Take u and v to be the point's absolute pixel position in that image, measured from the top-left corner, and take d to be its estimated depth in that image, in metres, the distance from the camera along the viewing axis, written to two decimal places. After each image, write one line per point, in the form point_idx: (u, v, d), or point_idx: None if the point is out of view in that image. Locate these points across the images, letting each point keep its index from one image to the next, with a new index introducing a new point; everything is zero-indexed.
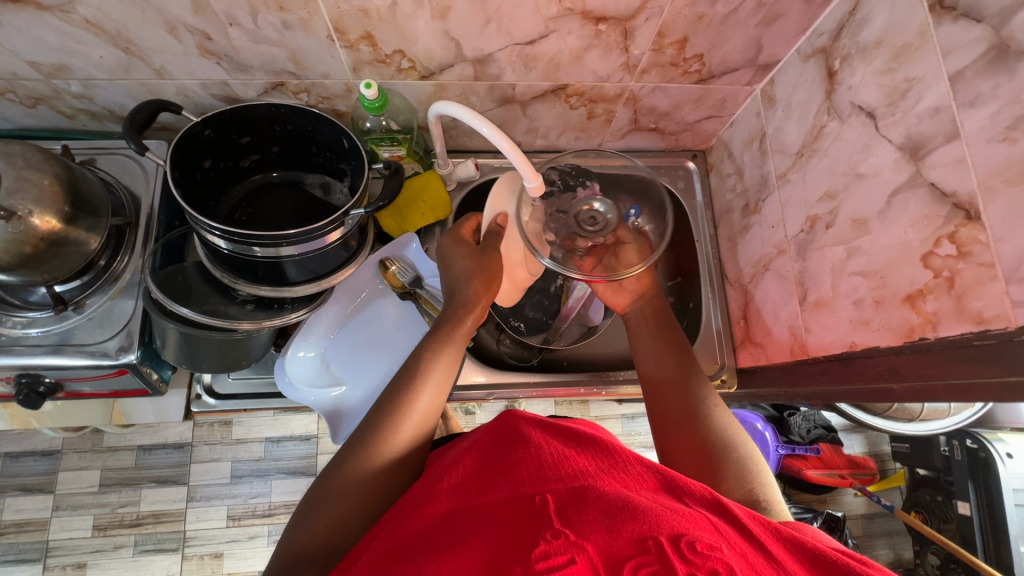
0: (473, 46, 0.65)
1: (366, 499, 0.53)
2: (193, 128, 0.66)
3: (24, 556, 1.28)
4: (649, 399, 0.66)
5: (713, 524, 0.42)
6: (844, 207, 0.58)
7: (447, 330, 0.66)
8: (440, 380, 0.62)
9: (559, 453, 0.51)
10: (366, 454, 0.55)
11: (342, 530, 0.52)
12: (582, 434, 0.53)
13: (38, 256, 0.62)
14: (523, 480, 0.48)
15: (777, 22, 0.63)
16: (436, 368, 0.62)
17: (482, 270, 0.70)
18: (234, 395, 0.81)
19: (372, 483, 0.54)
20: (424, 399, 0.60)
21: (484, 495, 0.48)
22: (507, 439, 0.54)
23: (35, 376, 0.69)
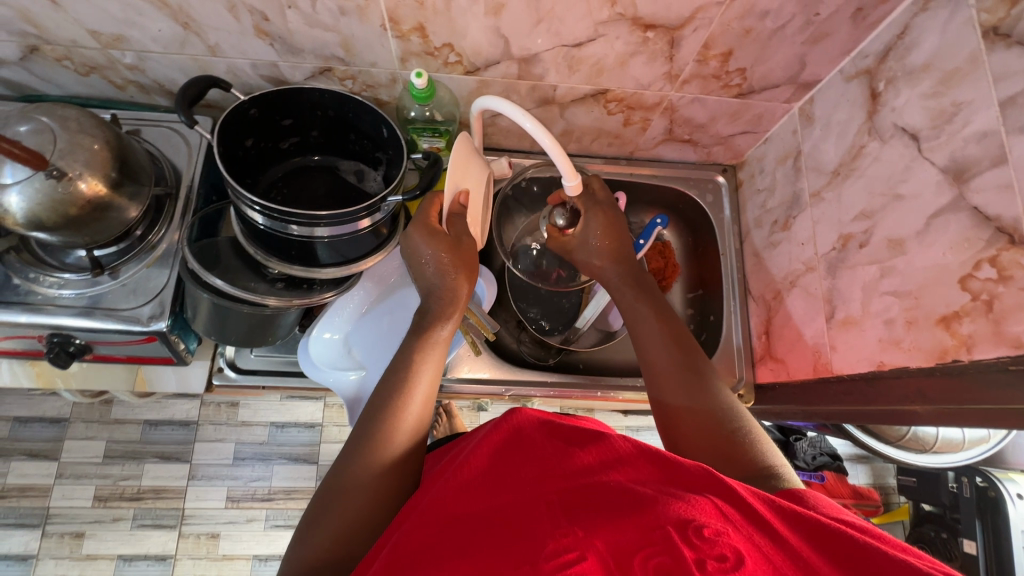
0: (521, 45, 0.66)
1: (372, 503, 0.53)
2: (240, 106, 0.68)
3: (23, 520, 1.29)
4: (667, 426, 0.59)
5: (718, 507, 0.41)
6: (880, 227, 0.59)
7: (433, 328, 0.64)
8: (433, 376, 0.61)
9: (562, 453, 0.51)
10: (367, 458, 0.54)
11: (347, 540, 0.51)
12: (584, 434, 0.53)
13: (80, 219, 0.63)
14: (528, 482, 0.48)
15: (823, 41, 0.64)
16: (428, 364, 0.61)
17: (462, 260, 0.66)
18: (255, 370, 0.81)
19: (376, 487, 0.53)
20: (418, 399, 0.59)
21: (487, 497, 0.48)
22: (508, 442, 0.54)
23: (66, 336, 0.70)
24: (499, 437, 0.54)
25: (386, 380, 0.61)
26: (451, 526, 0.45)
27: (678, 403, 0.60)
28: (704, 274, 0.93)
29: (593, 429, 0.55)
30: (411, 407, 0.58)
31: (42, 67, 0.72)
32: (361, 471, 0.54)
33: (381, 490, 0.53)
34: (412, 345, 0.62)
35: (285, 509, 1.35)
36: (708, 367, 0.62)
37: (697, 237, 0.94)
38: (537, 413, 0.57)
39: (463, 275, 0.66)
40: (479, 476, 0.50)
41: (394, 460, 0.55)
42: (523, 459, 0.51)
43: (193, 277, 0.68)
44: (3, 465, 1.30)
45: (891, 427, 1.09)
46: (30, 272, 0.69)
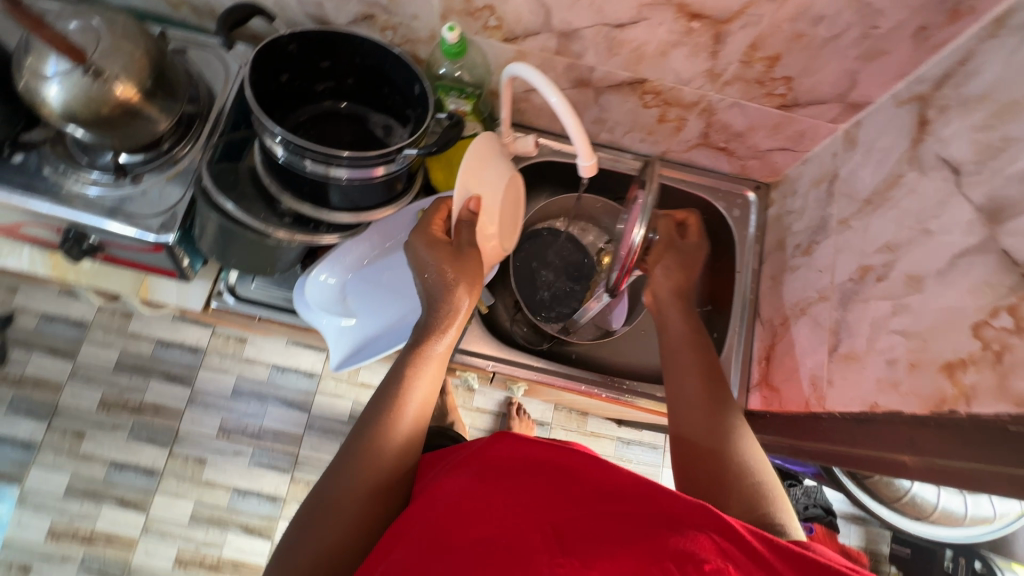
0: (562, 18, 0.65)
1: (356, 525, 0.51)
2: (280, 39, 0.69)
3: (33, 410, 1.36)
4: (681, 453, 0.59)
5: (717, 543, 0.40)
6: (901, 262, 0.55)
7: (431, 344, 0.63)
8: (428, 390, 0.60)
9: (551, 482, 0.48)
10: (354, 475, 0.53)
11: (329, 562, 0.49)
12: (569, 464, 0.50)
13: (112, 124, 0.66)
14: (516, 500, 0.46)
15: (878, 59, 0.60)
16: (425, 380, 0.60)
17: (458, 267, 0.65)
18: (252, 300, 0.82)
19: (362, 505, 0.52)
20: (410, 413, 0.58)
21: (481, 514, 0.46)
22: (498, 465, 0.51)
23: (82, 232, 0.73)
24: (484, 454, 0.53)
25: (379, 392, 0.60)
26: (442, 541, 0.44)
27: (684, 412, 0.62)
28: (716, 290, 0.90)
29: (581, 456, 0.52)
30: (403, 427, 0.56)
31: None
32: (347, 492, 0.52)
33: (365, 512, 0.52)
34: (407, 358, 0.61)
35: (271, 449, 1.39)
36: (729, 406, 0.62)
37: (716, 252, 0.91)
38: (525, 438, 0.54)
39: (466, 284, 0.64)
40: (468, 489, 0.48)
41: (381, 485, 0.53)
42: (512, 473, 0.50)
43: (207, 198, 0.70)
44: (23, 355, 1.38)
45: (889, 486, 1.04)
46: (60, 165, 0.72)
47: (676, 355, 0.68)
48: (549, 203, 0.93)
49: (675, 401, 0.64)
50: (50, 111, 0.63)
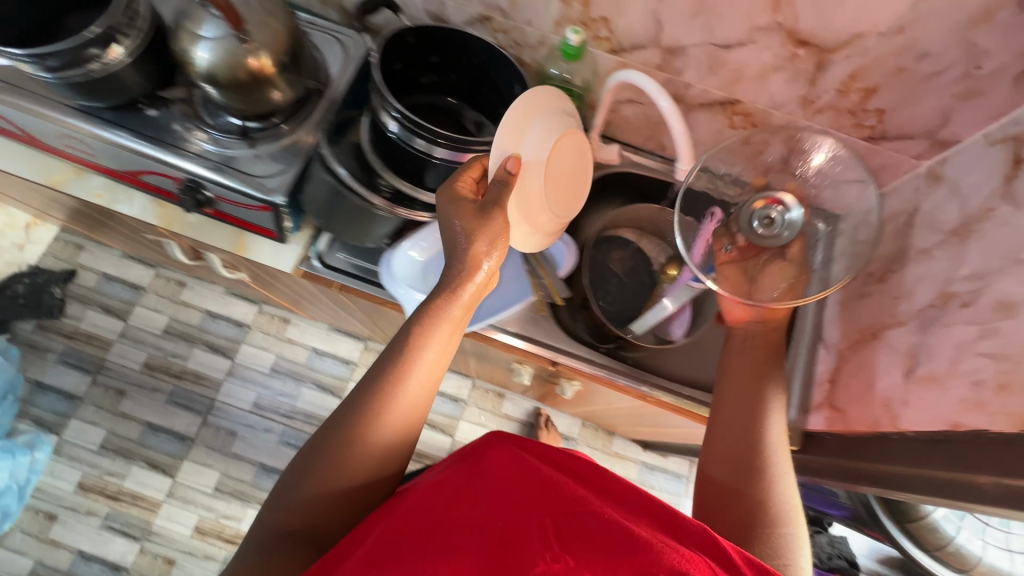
0: (672, 34, 0.69)
1: (350, 482, 0.55)
2: (402, 30, 0.76)
3: (81, 364, 1.41)
4: (708, 503, 0.58)
5: (709, 564, 0.44)
6: (992, 288, 0.57)
7: (446, 308, 0.61)
8: (437, 355, 0.61)
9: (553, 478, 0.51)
10: (353, 437, 0.55)
11: (321, 513, 0.55)
12: (575, 467, 0.54)
13: (240, 89, 0.71)
14: (514, 491, 0.50)
15: (977, 97, 0.64)
16: (433, 347, 0.60)
17: (485, 235, 0.62)
18: (338, 268, 0.86)
19: (358, 465, 0.55)
20: (416, 381, 0.59)
21: (483, 502, 0.50)
22: (506, 458, 0.54)
23: (199, 185, 0.78)
24: (495, 447, 0.56)
25: (391, 354, 0.60)
26: (441, 527, 0.48)
27: (718, 449, 0.61)
28: None
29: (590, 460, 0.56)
30: (390, 419, 0.57)
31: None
32: (348, 458, 0.55)
33: (347, 498, 0.56)
34: (422, 321, 0.61)
35: (301, 430, 1.42)
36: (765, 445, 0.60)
37: None
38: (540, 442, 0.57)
39: (498, 248, 0.62)
40: (473, 479, 0.52)
41: (364, 472, 0.56)
42: (515, 468, 0.53)
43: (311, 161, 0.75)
44: (81, 311, 1.44)
45: None
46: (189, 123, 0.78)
47: (728, 389, 0.66)
48: (622, 213, 0.95)
49: (710, 440, 0.63)
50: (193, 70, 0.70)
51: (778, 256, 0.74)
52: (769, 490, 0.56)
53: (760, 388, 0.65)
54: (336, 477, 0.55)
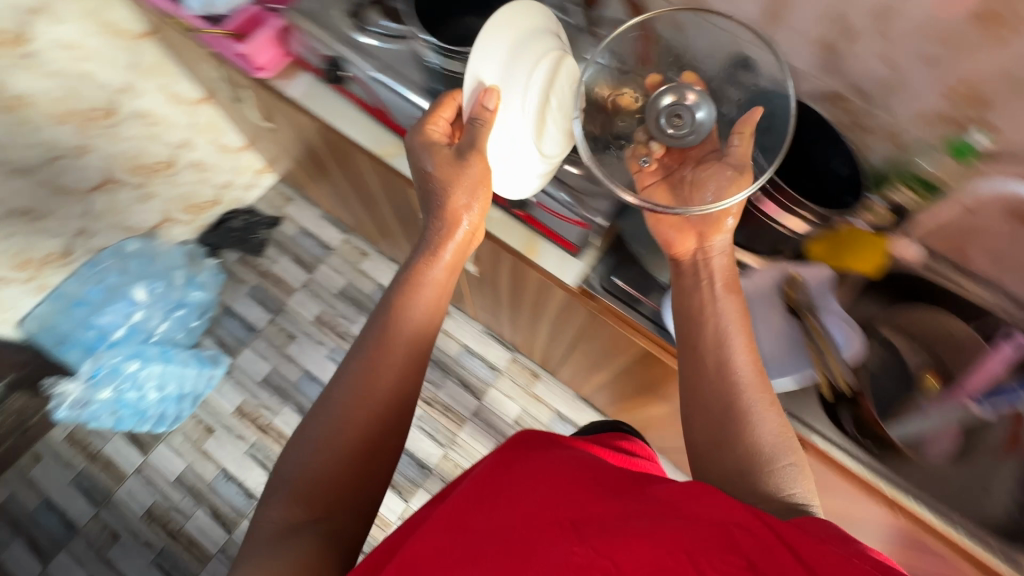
0: None
1: (350, 451, 0.71)
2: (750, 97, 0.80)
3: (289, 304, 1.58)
4: (699, 465, 0.68)
5: (776, 537, 0.48)
6: None
7: (422, 259, 0.84)
8: (434, 293, 0.83)
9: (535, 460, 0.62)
10: (358, 402, 0.73)
11: (332, 502, 0.69)
12: (526, 447, 0.66)
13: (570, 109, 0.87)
14: (536, 485, 0.58)
15: None
16: (423, 293, 0.81)
17: (464, 186, 0.84)
18: (615, 289, 0.91)
19: (358, 428, 0.72)
20: (410, 321, 0.79)
21: (495, 506, 0.57)
22: (507, 461, 0.64)
23: (527, 186, 0.90)
24: (495, 457, 0.65)
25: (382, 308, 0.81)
26: (455, 526, 0.56)
27: (695, 435, 0.69)
28: None
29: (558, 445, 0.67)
30: (392, 348, 0.76)
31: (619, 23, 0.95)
32: (351, 422, 0.72)
33: (363, 449, 0.72)
34: (406, 276, 0.83)
35: None
36: (733, 417, 0.66)
37: None
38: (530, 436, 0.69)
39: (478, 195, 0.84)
40: (475, 486, 0.61)
41: (366, 414, 0.73)
42: (509, 470, 0.62)
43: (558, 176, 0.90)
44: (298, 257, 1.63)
45: None
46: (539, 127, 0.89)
47: (692, 352, 0.73)
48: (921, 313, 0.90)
49: (691, 423, 0.70)
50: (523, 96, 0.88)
51: (722, 166, 0.80)
52: (741, 454, 0.65)
53: (705, 353, 0.71)
54: (340, 407, 0.72)
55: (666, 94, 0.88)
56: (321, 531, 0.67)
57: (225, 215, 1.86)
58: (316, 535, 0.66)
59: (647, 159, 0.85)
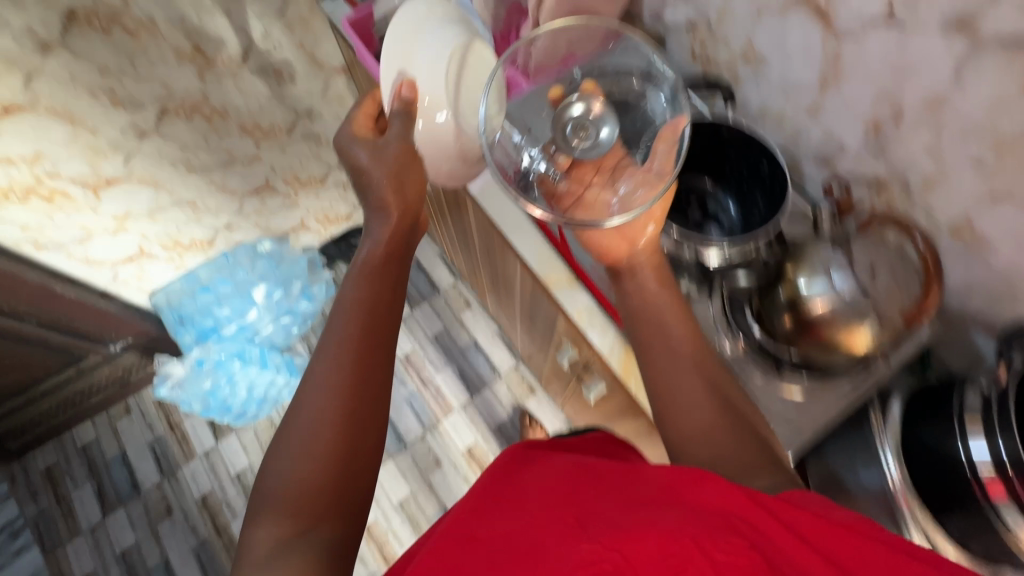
0: None
1: (329, 460, 0.55)
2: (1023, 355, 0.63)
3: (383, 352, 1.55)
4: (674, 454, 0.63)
5: (752, 499, 0.46)
6: None
7: (382, 215, 0.72)
8: (382, 277, 0.67)
9: (560, 472, 0.56)
10: (317, 407, 0.56)
11: (317, 490, 0.53)
12: (525, 471, 0.59)
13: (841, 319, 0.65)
14: (536, 495, 0.53)
15: None
16: (371, 278, 0.66)
17: (405, 171, 0.75)
18: None
19: (331, 449, 0.55)
20: (358, 288, 0.65)
21: (504, 517, 0.50)
22: (515, 463, 0.61)
23: None
24: (503, 463, 0.61)
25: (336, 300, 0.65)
26: (468, 543, 0.48)
27: (671, 400, 0.64)
28: None
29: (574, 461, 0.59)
30: (346, 317, 0.62)
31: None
32: (319, 432, 0.55)
33: (333, 459, 0.55)
34: (353, 280, 0.66)
35: None
36: (723, 401, 0.62)
37: None
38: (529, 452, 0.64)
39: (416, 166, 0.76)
40: (496, 494, 0.55)
41: (333, 431, 0.55)
42: (529, 479, 0.56)
43: None
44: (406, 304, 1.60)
45: None
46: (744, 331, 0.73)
47: (649, 337, 0.68)
48: None
49: (664, 427, 0.64)
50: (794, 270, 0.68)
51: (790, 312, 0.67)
52: (713, 430, 0.60)
53: (703, 367, 0.65)
54: (308, 422, 0.56)
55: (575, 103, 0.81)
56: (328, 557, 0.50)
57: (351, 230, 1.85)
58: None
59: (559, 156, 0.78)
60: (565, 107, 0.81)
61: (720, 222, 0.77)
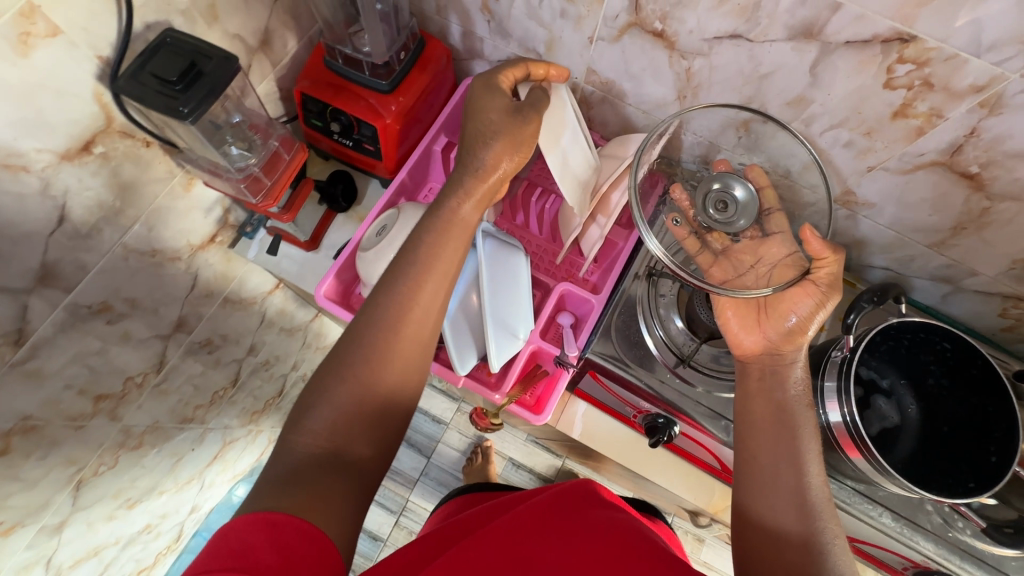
0: None
1: (352, 401, 0.45)
2: None
3: None
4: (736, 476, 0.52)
5: None
6: None
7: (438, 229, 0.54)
8: (434, 298, 0.51)
9: (578, 528, 0.40)
10: (346, 378, 0.45)
11: (336, 441, 0.43)
12: (579, 522, 0.41)
13: None
14: (584, 555, 0.37)
15: None
16: (427, 290, 0.50)
17: (509, 145, 0.58)
18: None
19: (350, 411, 0.44)
20: (418, 308, 0.49)
21: (549, 549, 0.38)
22: (555, 521, 0.41)
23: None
24: (555, 504, 0.43)
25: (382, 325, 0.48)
26: (511, 568, 0.36)
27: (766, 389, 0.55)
28: None
29: (605, 515, 0.43)
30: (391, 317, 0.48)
31: (966, 320, 0.78)
32: (346, 396, 0.45)
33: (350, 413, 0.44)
34: (430, 284, 0.51)
35: None
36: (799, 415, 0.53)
37: None
38: (600, 512, 0.43)
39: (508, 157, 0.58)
40: (524, 526, 0.40)
41: (359, 399, 0.45)
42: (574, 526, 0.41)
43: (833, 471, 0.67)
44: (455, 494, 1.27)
45: None
46: (958, 520, 0.66)
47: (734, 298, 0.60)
48: None
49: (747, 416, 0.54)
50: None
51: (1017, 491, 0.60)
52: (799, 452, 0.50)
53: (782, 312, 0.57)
54: (342, 387, 0.45)
55: (733, 182, 0.65)
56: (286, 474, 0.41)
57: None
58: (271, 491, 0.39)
59: (679, 218, 0.65)
60: (715, 176, 0.66)
61: (880, 388, 0.66)
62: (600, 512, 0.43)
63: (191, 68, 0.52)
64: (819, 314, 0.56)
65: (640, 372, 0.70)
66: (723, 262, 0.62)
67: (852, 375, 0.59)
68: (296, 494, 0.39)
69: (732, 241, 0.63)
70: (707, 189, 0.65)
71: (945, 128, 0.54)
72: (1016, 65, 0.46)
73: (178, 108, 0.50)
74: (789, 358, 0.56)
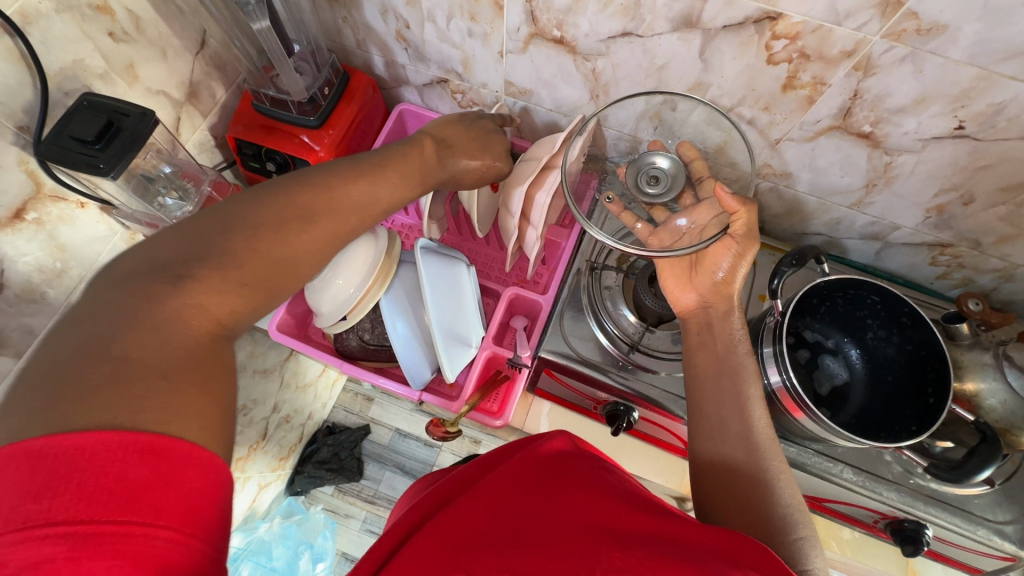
0: None
1: (189, 311, 0.33)
2: None
3: None
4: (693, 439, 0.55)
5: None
6: None
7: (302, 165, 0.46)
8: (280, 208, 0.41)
9: (561, 470, 0.42)
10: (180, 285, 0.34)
11: (174, 356, 0.32)
12: (561, 467, 0.42)
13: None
14: (576, 498, 0.39)
15: None
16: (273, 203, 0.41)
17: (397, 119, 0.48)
18: None
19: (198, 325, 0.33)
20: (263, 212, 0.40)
21: (549, 498, 0.39)
22: (543, 468, 0.42)
23: (918, 524, 0.67)
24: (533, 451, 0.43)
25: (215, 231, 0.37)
26: (509, 523, 0.37)
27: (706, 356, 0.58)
28: None
29: (581, 460, 0.44)
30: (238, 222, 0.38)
31: (905, 272, 0.80)
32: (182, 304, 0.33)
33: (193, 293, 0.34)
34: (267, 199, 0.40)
35: None
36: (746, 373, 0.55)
37: None
38: (569, 455, 0.44)
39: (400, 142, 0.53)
40: (523, 476, 0.41)
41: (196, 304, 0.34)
42: (560, 471, 0.42)
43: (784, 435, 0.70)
44: None
45: None
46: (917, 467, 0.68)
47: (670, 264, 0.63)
48: None
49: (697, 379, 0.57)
50: (961, 385, 0.64)
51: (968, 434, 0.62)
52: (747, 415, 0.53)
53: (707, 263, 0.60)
54: (178, 278, 0.34)
55: (658, 156, 0.66)
56: (113, 369, 0.29)
57: (306, 446, 1.18)
58: (60, 402, 0.27)
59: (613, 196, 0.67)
60: (648, 156, 0.66)
61: (827, 348, 0.69)
62: (570, 457, 0.44)
63: (109, 126, 0.54)
64: (743, 264, 0.58)
65: (593, 364, 0.71)
66: (664, 233, 0.62)
67: (784, 338, 0.61)
68: (147, 396, 0.29)
69: (669, 216, 0.63)
70: (638, 168, 0.66)
71: (831, 94, 0.58)
72: (874, 28, 0.49)
73: (99, 165, 0.53)
74: (721, 309, 0.60)
